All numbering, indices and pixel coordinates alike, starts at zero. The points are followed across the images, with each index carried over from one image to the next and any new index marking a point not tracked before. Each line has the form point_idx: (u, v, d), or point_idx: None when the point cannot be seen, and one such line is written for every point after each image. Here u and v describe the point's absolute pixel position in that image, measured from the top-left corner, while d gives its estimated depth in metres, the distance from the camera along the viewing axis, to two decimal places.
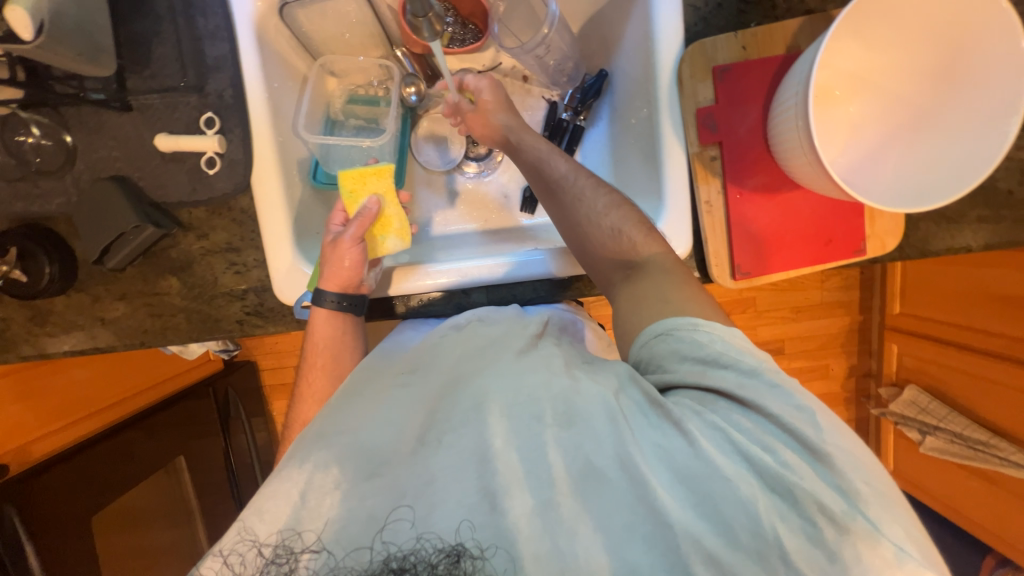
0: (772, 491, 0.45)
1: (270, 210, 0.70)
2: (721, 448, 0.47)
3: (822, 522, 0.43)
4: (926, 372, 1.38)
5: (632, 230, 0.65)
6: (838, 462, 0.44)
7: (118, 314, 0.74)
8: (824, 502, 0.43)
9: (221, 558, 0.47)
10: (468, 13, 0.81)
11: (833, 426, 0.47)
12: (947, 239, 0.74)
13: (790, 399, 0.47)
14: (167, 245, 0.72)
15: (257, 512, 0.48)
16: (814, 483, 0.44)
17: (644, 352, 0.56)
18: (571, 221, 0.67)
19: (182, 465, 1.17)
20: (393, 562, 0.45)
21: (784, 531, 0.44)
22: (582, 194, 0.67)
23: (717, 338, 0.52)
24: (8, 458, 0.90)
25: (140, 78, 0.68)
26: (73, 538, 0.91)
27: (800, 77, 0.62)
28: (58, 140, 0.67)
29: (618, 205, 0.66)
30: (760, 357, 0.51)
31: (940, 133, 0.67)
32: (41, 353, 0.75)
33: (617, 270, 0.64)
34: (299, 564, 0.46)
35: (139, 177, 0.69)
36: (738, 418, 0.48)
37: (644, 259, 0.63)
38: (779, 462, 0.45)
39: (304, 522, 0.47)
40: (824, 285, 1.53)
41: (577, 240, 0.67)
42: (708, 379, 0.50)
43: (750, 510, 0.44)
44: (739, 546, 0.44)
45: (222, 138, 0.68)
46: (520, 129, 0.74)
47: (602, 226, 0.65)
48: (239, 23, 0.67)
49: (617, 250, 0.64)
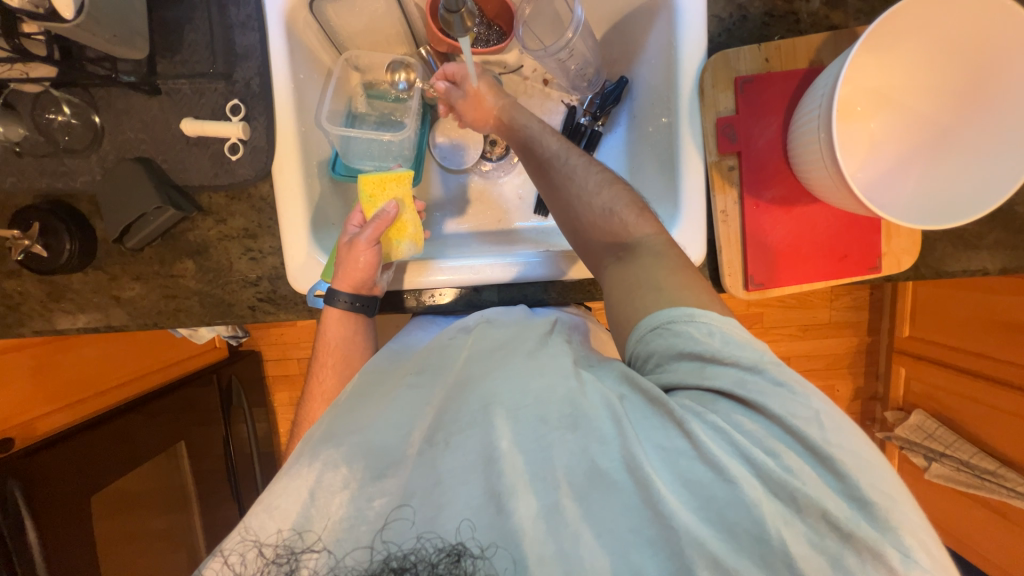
0: (775, 496, 0.44)
1: (290, 199, 0.71)
2: (726, 451, 0.46)
3: (826, 531, 0.43)
4: (935, 397, 1.37)
5: (623, 212, 0.65)
6: (842, 465, 0.44)
7: (132, 294, 0.75)
8: (828, 509, 0.43)
9: (222, 558, 0.47)
10: (494, 15, 0.82)
11: (839, 426, 0.46)
12: (964, 261, 0.73)
13: (795, 398, 0.47)
14: (186, 228, 0.73)
15: (266, 508, 0.48)
16: (818, 488, 0.44)
17: (640, 348, 0.56)
18: (564, 201, 0.68)
19: (182, 450, 1.18)
20: (393, 562, 0.45)
21: (790, 537, 0.43)
22: (573, 172, 0.68)
23: (716, 331, 0.52)
24: (14, 432, 0.90)
25: (170, 63, 0.69)
26: (71, 518, 0.91)
27: (823, 90, 0.62)
28: (86, 120, 0.69)
29: (610, 184, 0.68)
30: (759, 351, 0.51)
31: (961, 152, 0.67)
32: (54, 328, 0.76)
33: (610, 253, 0.65)
34: (302, 564, 0.45)
35: (163, 161, 0.70)
36: (741, 419, 0.48)
37: (636, 241, 0.63)
38: (782, 467, 0.44)
39: (312, 522, 0.47)
40: (834, 304, 1.52)
41: (569, 222, 0.69)
42: (707, 378, 0.50)
43: (756, 515, 0.44)
44: (744, 551, 0.44)
45: (247, 125, 0.69)
46: (513, 108, 0.76)
47: (593, 205, 0.66)
48: (270, 14, 0.69)
49: (609, 230, 0.65)
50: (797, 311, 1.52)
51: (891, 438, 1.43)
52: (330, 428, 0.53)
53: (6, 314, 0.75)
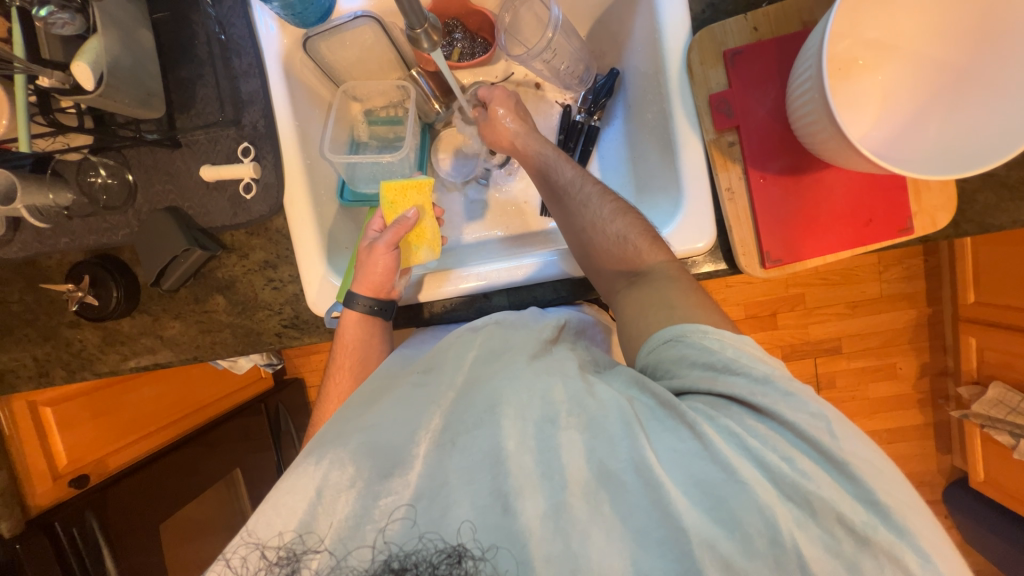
0: (788, 498, 0.43)
1: (302, 228, 0.76)
2: (738, 452, 0.45)
3: (842, 535, 0.42)
4: (1013, 367, 1.24)
5: (637, 239, 0.65)
6: (856, 471, 0.42)
7: (174, 331, 0.81)
8: (843, 513, 0.42)
9: (223, 560, 0.47)
10: (477, 28, 0.86)
11: (853, 433, 0.45)
12: (1013, 211, 0.66)
13: (806, 407, 0.45)
14: (213, 266, 0.79)
15: (273, 506, 0.48)
16: (831, 491, 0.42)
17: (651, 357, 0.55)
18: (575, 228, 0.68)
19: (239, 478, 1.25)
20: (394, 562, 0.45)
21: (803, 540, 0.42)
22: (588, 201, 0.69)
23: (728, 344, 0.51)
24: (88, 469, 0.99)
25: (187, 117, 0.75)
26: (140, 548, 0.99)
27: (812, 50, 0.59)
28: (121, 178, 0.76)
29: (624, 213, 0.67)
30: (772, 365, 0.49)
31: (981, 93, 0.61)
32: (112, 371, 0.83)
33: (621, 277, 0.65)
34: (303, 565, 0.46)
35: (189, 207, 0.76)
36: (753, 424, 0.46)
37: (649, 268, 0.63)
38: (796, 470, 0.43)
39: (315, 522, 0.47)
40: (882, 275, 1.41)
41: (579, 244, 0.68)
42: (719, 384, 0.49)
43: (767, 516, 0.42)
44: (754, 553, 0.42)
45: (257, 164, 0.75)
46: (527, 133, 0.77)
47: (606, 232, 0.66)
48: (269, 59, 0.75)
49: (622, 257, 0.65)
50: (841, 288, 1.42)
51: (967, 416, 1.31)
52: (340, 429, 0.54)
53: (70, 361, 0.82)
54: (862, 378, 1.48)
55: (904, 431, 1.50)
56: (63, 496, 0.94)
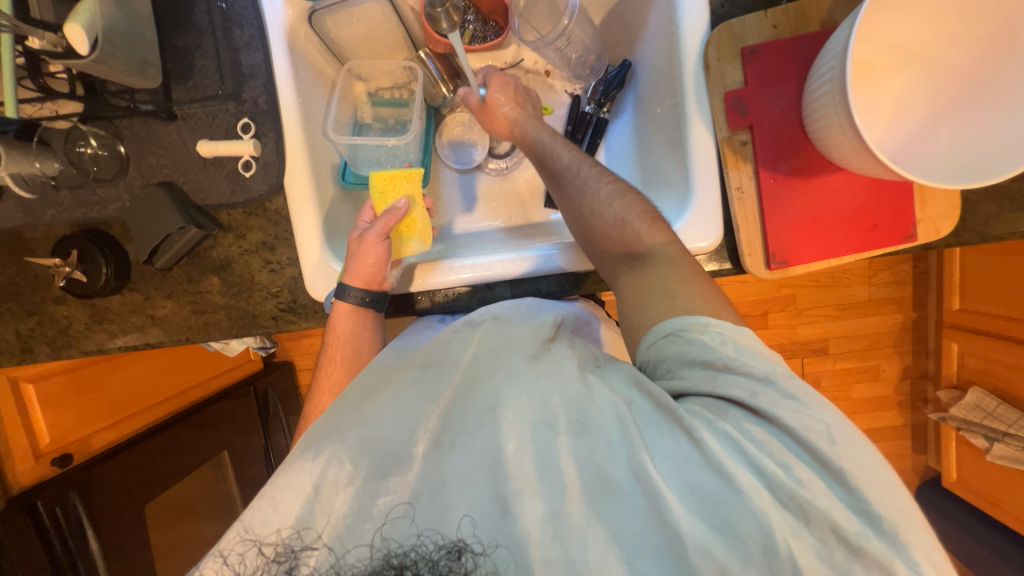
0: (784, 505, 0.44)
1: (301, 210, 0.73)
2: (735, 458, 0.46)
3: (834, 544, 0.43)
4: (991, 373, 1.27)
5: (636, 221, 0.64)
6: (852, 480, 0.43)
7: (166, 311, 0.78)
8: (837, 522, 0.42)
9: (221, 558, 0.46)
10: (489, 11, 0.83)
11: (852, 440, 0.45)
12: (1012, 223, 0.68)
13: (805, 410, 0.46)
14: (209, 246, 0.77)
15: (269, 502, 0.47)
16: (826, 499, 0.43)
17: (652, 353, 0.55)
18: (577, 211, 0.67)
19: (226, 460, 1.24)
20: (393, 559, 0.44)
21: (797, 548, 0.42)
22: (586, 184, 0.67)
23: (729, 341, 0.51)
24: (71, 448, 0.96)
25: (183, 89, 0.72)
26: (125, 529, 0.97)
27: (836, 51, 0.58)
28: (113, 150, 0.73)
29: (623, 195, 0.66)
30: (773, 362, 0.50)
31: (998, 102, 0.62)
32: (99, 349, 0.80)
33: (623, 261, 0.64)
34: (302, 562, 0.45)
35: (184, 183, 0.74)
36: (751, 427, 0.47)
37: (652, 249, 0.62)
38: (791, 477, 0.44)
39: (313, 519, 0.47)
40: (871, 280, 1.43)
41: (580, 229, 0.67)
42: (719, 386, 0.49)
43: (763, 524, 0.43)
44: (750, 559, 0.43)
45: (257, 142, 0.72)
46: (525, 121, 0.75)
47: (605, 215, 0.65)
48: (272, 32, 0.71)
49: (621, 241, 0.64)
50: (833, 290, 1.44)
51: (945, 419, 1.35)
52: (338, 423, 0.53)
53: (55, 338, 0.80)
54: (846, 379, 1.51)
55: (883, 431, 1.55)
56: (44, 476, 0.91)
